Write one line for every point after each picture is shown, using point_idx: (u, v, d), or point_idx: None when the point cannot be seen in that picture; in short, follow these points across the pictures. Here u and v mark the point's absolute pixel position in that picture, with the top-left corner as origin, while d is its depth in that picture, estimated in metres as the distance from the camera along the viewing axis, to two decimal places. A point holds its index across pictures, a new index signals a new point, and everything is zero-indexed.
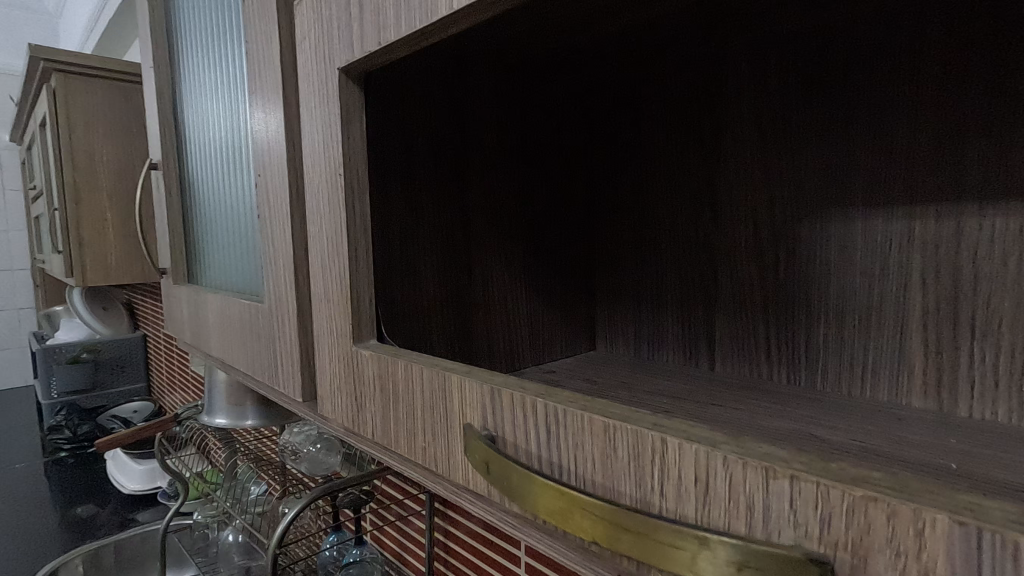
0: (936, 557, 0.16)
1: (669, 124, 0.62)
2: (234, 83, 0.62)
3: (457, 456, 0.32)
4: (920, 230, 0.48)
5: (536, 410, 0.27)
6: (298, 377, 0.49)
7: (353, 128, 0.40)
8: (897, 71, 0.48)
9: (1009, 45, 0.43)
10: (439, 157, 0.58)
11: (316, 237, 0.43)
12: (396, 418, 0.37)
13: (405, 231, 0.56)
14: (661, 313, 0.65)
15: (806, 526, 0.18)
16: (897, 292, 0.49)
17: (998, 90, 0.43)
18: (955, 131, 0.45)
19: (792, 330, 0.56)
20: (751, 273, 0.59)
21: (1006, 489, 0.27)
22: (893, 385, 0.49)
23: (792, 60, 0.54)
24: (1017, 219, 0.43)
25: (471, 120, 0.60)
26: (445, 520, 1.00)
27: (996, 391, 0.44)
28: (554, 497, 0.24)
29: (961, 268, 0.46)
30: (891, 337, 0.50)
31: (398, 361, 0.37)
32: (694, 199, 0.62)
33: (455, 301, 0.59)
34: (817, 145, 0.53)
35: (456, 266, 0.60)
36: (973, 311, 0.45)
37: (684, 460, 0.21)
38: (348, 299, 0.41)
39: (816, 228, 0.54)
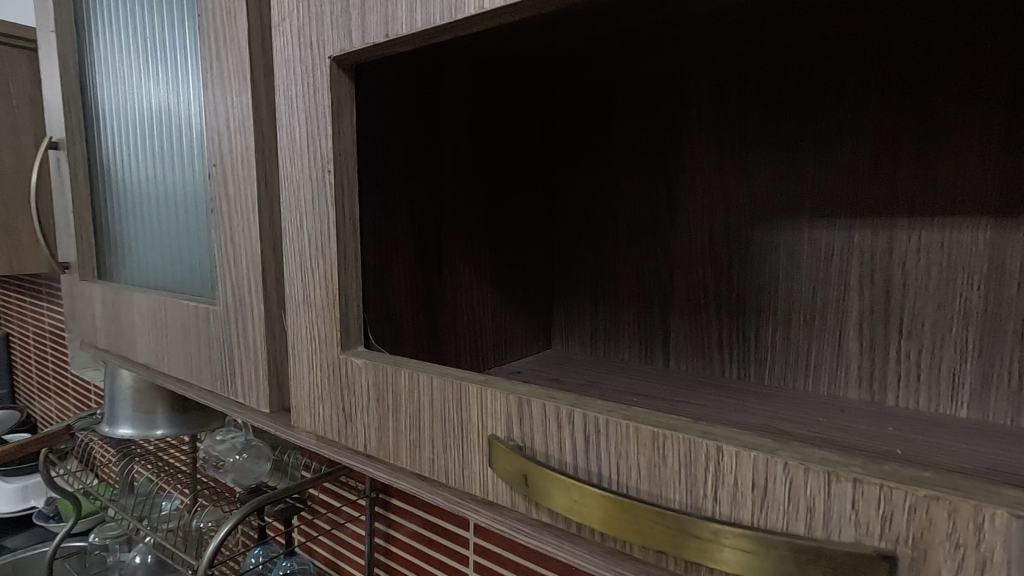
0: (994, 547, 0.18)
1: (632, 130, 0.65)
2: (173, 58, 0.56)
3: (474, 468, 0.32)
4: (859, 240, 0.53)
5: (574, 420, 0.27)
6: (265, 386, 0.45)
7: (344, 122, 0.37)
8: (843, 95, 0.53)
9: (938, 81, 0.48)
10: (411, 153, 0.56)
11: (294, 237, 0.40)
12: (397, 430, 0.36)
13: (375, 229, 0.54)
14: (618, 313, 0.68)
15: (866, 525, 0.20)
16: (838, 295, 0.55)
17: (927, 119, 0.49)
18: (891, 153, 0.51)
19: (743, 329, 0.60)
20: (707, 276, 0.62)
21: (956, 471, 0.31)
22: (832, 379, 0.55)
23: (749, 79, 0.57)
24: (939, 233, 0.50)
25: (442, 117, 0.58)
26: (384, 523, 0.97)
27: (920, 384, 0.51)
28: (609, 507, 0.24)
29: (893, 276, 0.52)
30: (831, 337, 0.55)
31: (400, 370, 0.35)
32: (653, 204, 0.65)
33: (424, 302, 0.58)
34: (770, 159, 0.57)
35: (425, 266, 0.58)
36: (902, 314, 0.52)
37: (741, 467, 0.23)
38: (335, 304, 0.38)
39: (766, 236, 0.58)
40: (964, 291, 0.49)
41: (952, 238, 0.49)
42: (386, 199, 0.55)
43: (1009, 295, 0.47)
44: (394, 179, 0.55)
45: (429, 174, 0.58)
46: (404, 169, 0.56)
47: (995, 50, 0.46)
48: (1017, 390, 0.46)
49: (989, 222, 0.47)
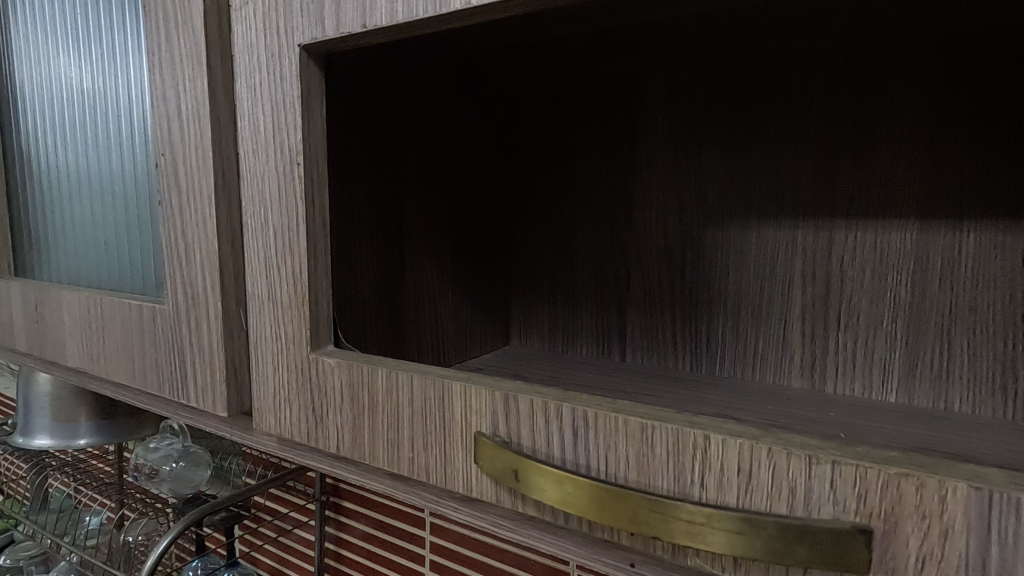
0: (955, 516, 0.20)
1: (590, 129, 0.66)
2: (109, 37, 0.51)
3: (458, 465, 0.32)
4: (802, 239, 0.57)
5: (562, 415, 0.28)
6: (222, 389, 0.43)
7: (314, 113, 0.36)
8: (788, 104, 0.57)
9: (870, 93, 0.53)
10: (374, 147, 0.55)
11: (258, 231, 0.39)
12: (374, 430, 0.35)
13: (337, 224, 0.52)
14: (577, 309, 0.69)
15: (844, 502, 0.22)
16: (783, 291, 0.58)
17: (862, 128, 0.54)
18: (831, 158, 0.55)
19: (696, 323, 0.63)
20: (662, 273, 0.65)
21: (895, 448, 0.35)
22: (777, 369, 0.59)
23: (702, 85, 0.60)
24: (871, 234, 0.54)
25: (404, 111, 0.57)
26: (335, 527, 0.93)
27: (855, 371, 0.55)
28: (602, 498, 0.25)
29: (832, 272, 0.56)
30: (776, 330, 0.59)
31: (378, 369, 0.34)
32: (611, 203, 0.66)
33: (387, 299, 0.56)
34: (721, 162, 0.60)
35: (388, 263, 0.57)
36: (840, 307, 0.56)
37: (728, 454, 0.24)
38: (305, 302, 0.37)
39: (717, 234, 0.61)
40: (894, 287, 0.53)
41: (883, 237, 0.53)
42: (347, 193, 0.53)
43: (932, 289, 0.52)
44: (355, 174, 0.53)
45: (391, 169, 0.56)
46: (366, 163, 0.54)
47: (920, 67, 0.51)
48: (938, 376, 0.51)
49: (914, 223, 0.52)
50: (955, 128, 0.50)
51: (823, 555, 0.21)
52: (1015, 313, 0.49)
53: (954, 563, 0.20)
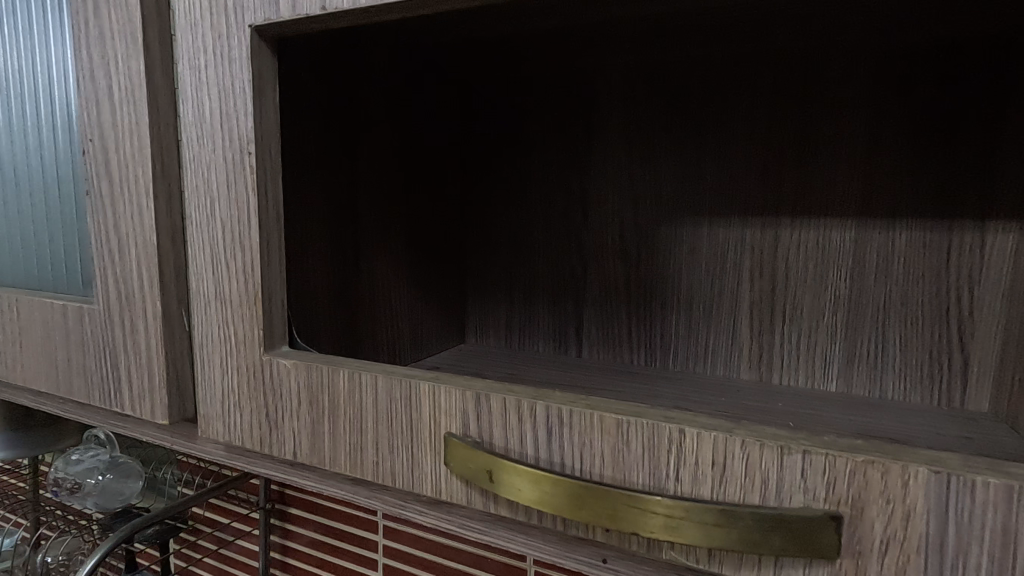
0: (917, 499, 0.21)
1: (546, 126, 0.66)
2: (23, 9, 0.46)
3: (426, 467, 0.31)
4: (750, 236, 0.59)
5: (536, 413, 0.27)
6: (162, 395, 0.40)
7: (267, 99, 0.34)
8: (737, 105, 0.59)
9: (813, 98, 0.55)
10: (328, 139, 0.52)
11: (204, 224, 0.36)
12: (334, 434, 0.33)
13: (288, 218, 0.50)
14: (533, 305, 0.69)
15: (814, 490, 0.22)
16: (732, 286, 0.61)
17: (806, 131, 0.56)
18: (778, 159, 0.58)
19: (650, 319, 0.64)
20: (618, 269, 0.65)
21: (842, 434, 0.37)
22: (728, 362, 0.61)
23: (657, 85, 0.61)
24: (814, 232, 0.57)
25: (359, 101, 0.55)
26: (281, 535, 0.87)
27: (799, 363, 0.58)
28: (581, 496, 0.25)
29: (778, 268, 0.58)
30: (726, 325, 0.61)
31: (339, 370, 0.32)
32: (568, 198, 0.67)
33: (341, 297, 0.54)
34: (674, 161, 0.62)
35: (342, 259, 0.54)
36: (785, 302, 0.58)
37: (702, 447, 0.24)
38: (257, 301, 0.35)
39: (671, 232, 0.63)
40: (834, 282, 0.56)
41: (824, 235, 0.56)
42: (299, 187, 0.50)
43: (868, 285, 0.55)
44: (307, 167, 0.51)
45: (346, 162, 0.54)
46: (319, 155, 0.52)
47: (858, 74, 0.54)
48: (873, 366, 0.55)
49: (853, 222, 0.55)
50: (889, 133, 0.53)
51: (797, 543, 0.22)
52: (940, 306, 0.53)
53: (916, 544, 0.21)
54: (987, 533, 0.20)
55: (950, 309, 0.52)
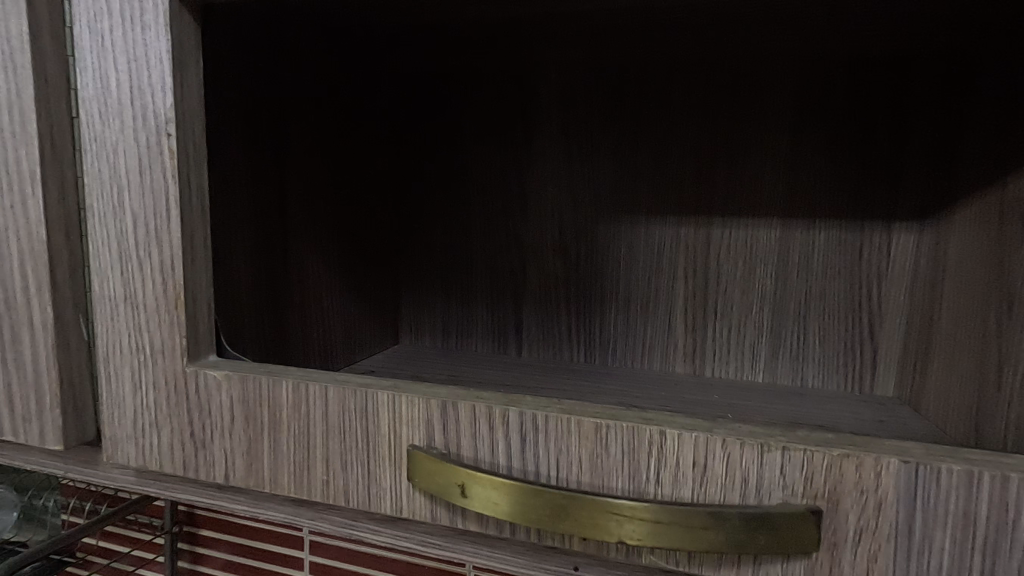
0: (888, 489, 0.22)
1: (484, 120, 0.65)
2: None
3: (385, 484, 0.28)
4: (685, 234, 0.61)
5: (508, 421, 0.26)
6: (53, 417, 0.34)
7: (189, 74, 0.30)
8: (672, 107, 0.60)
9: (742, 102, 0.58)
10: (255, 126, 0.47)
11: (110, 216, 0.31)
12: (276, 453, 0.30)
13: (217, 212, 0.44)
14: (472, 303, 0.67)
15: (792, 485, 0.23)
16: (668, 283, 0.62)
17: (736, 134, 0.59)
18: (710, 160, 0.60)
19: (590, 315, 0.64)
20: (557, 266, 0.65)
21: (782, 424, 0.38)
22: (664, 357, 0.62)
23: (595, 83, 0.61)
24: (742, 231, 0.59)
25: (288, 85, 0.50)
26: (189, 560, 0.76)
27: (729, 356, 0.61)
28: (565, 506, 0.24)
29: (710, 265, 0.61)
30: (662, 320, 0.62)
31: (281, 380, 0.29)
32: (506, 194, 0.65)
33: (270, 299, 0.49)
34: (612, 160, 0.62)
35: (270, 257, 0.49)
36: (717, 297, 0.61)
37: (683, 448, 0.24)
38: (178, 305, 0.30)
39: (610, 230, 0.63)
40: (760, 278, 0.59)
41: (752, 234, 0.59)
42: (222, 177, 0.45)
43: (791, 281, 0.59)
44: (231, 154, 0.45)
45: (273, 150, 0.49)
46: (244, 142, 0.46)
47: (783, 82, 0.57)
48: (795, 356, 0.59)
49: (778, 222, 0.58)
50: (810, 139, 0.57)
51: (781, 540, 0.22)
52: (854, 300, 0.57)
53: (886, 532, 0.22)
54: (950, 517, 0.21)
55: (862, 302, 0.57)
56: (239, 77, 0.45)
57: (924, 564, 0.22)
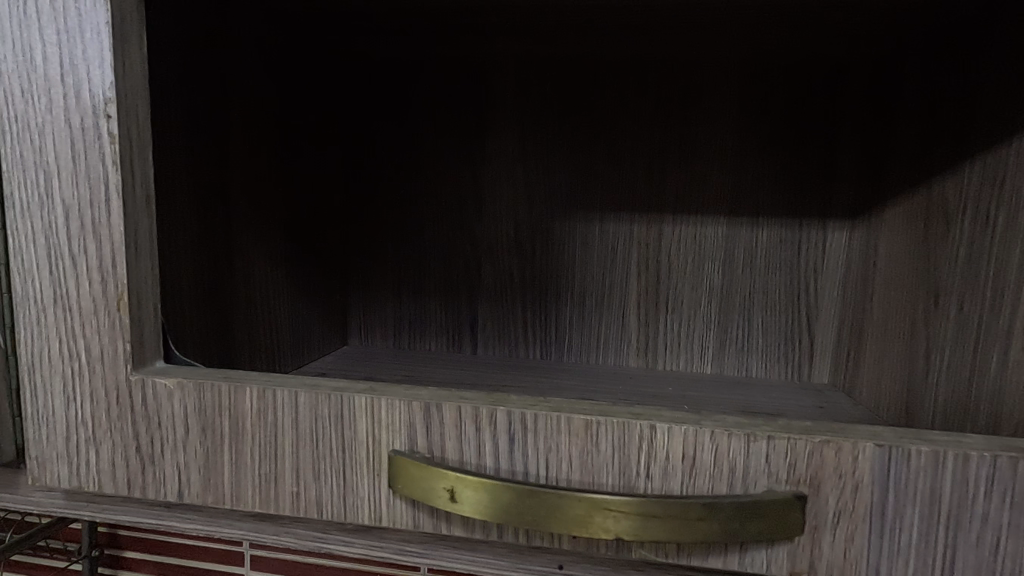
0: (864, 472, 0.23)
1: (437, 113, 0.63)
2: None
3: (362, 492, 0.27)
4: (638, 231, 0.62)
5: (495, 421, 0.25)
6: None
7: (132, 51, 0.27)
8: (625, 106, 0.61)
9: (691, 103, 0.60)
10: (197, 111, 0.43)
11: (37, 207, 0.27)
12: (237, 465, 0.27)
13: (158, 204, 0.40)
14: (425, 301, 0.66)
15: (776, 473, 0.23)
16: (622, 279, 0.63)
17: (685, 134, 0.60)
18: (661, 159, 0.61)
19: (545, 312, 0.64)
20: (513, 263, 0.65)
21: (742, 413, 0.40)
22: (618, 352, 0.64)
23: (550, 80, 0.61)
24: (691, 228, 0.61)
25: (231, 70, 0.46)
26: None
27: (680, 350, 0.63)
28: (563, 506, 0.23)
29: (662, 262, 0.62)
30: (616, 316, 0.63)
31: (244, 387, 0.27)
32: (460, 190, 0.64)
33: (215, 299, 0.45)
34: (567, 157, 0.62)
35: (214, 254, 0.45)
36: (668, 293, 0.62)
37: (672, 441, 0.24)
38: (121, 307, 0.28)
39: (564, 226, 0.63)
40: (709, 274, 0.62)
41: (701, 231, 0.61)
42: (160, 168, 0.40)
43: (736, 276, 0.61)
44: (168, 142, 0.41)
45: (216, 140, 0.45)
46: (185, 130, 0.42)
47: (729, 85, 0.59)
48: (740, 348, 0.61)
49: (725, 220, 0.61)
50: (754, 142, 0.59)
51: (771, 525, 0.23)
52: (793, 294, 0.60)
53: (862, 513, 0.23)
54: (918, 495, 0.23)
55: (801, 296, 0.60)
56: (179, 58, 0.41)
57: (896, 541, 0.23)
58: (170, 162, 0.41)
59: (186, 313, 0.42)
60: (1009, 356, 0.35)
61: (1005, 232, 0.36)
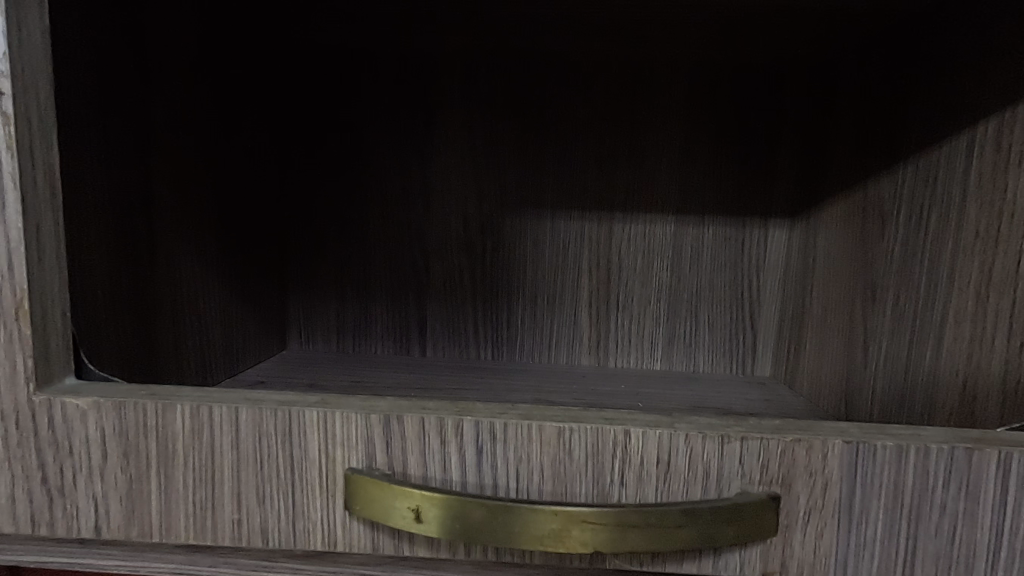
0: (833, 469, 0.23)
1: (381, 106, 0.60)
2: None
3: (314, 515, 0.24)
4: (589, 229, 0.62)
5: (461, 432, 0.23)
6: None
7: (31, 19, 0.23)
8: (574, 103, 0.60)
9: (639, 102, 0.60)
10: (117, 95, 0.39)
11: None
12: (167, 493, 0.24)
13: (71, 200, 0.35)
14: (370, 302, 0.63)
15: (750, 474, 0.23)
16: (573, 277, 0.63)
17: (634, 133, 0.61)
18: (610, 157, 0.61)
19: (496, 311, 0.63)
20: (462, 261, 0.63)
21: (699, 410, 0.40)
22: (570, 351, 0.63)
23: (498, 74, 0.60)
24: (639, 226, 0.62)
25: (152, 51, 0.42)
26: None
27: (630, 347, 0.63)
28: (539, 521, 0.22)
29: (612, 260, 0.62)
30: (568, 314, 0.63)
31: (173, 404, 0.24)
32: (406, 186, 0.62)
33: (138, 305, 0.41)
34: (516, 153, 0.61)
35: (136, 255, 0.41)
36: (619, 291, 0.63)
37: (647, 446, 0.23)
38: (22, 315, 0.24)
39: (515, 224, 0.62)
40: (658, 272, 0.62)
41: (650, 229, 0.62)
42: (72, 159, 0.35)
43: (684, 274, 0.62)
44: (82, 127, 0.36)
45: (135, 126, 0.41)
46: (99, 112, 0.37)
47: (676, 85, 0.60)
48: (688, 344, 0.63)
49: (673, 218, 0.62)
50: (699, 141, 0.60)
51: (747, 528, 0.23)
52: (738, 290, 0.62)
53: (831, 509, 0.23)
54: (883, 489, 0.23)
55: (745, 292, 0.62)
56: (94, 34, 0.37)
57: (863, 535, 0.23)
58: (84, 151, 0.36)
59: (103, 322, 0.37)
60: (943, 348, 0.37)
61: (938, 231, 0.38)
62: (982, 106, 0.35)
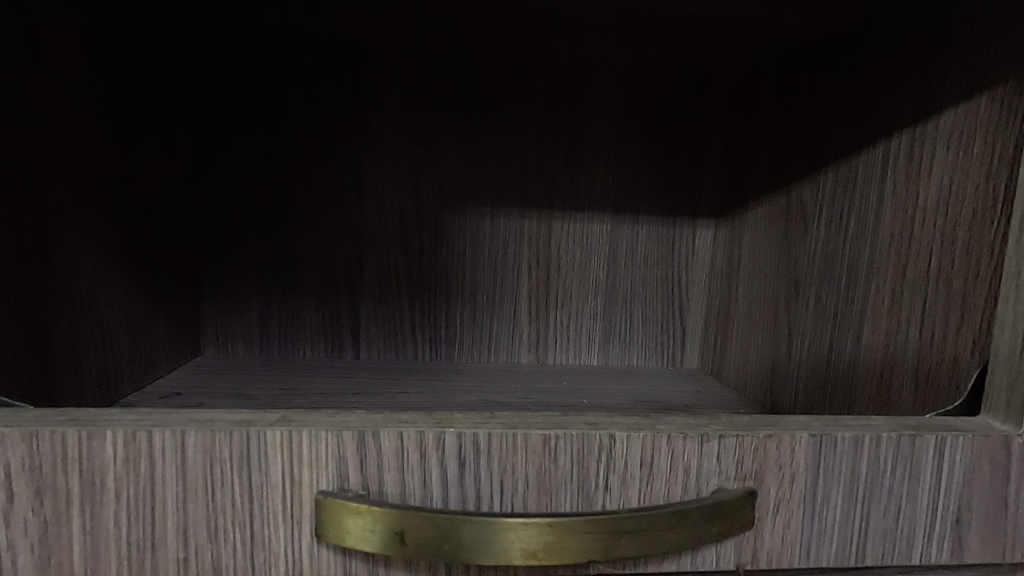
0: (800, 462, 0.24)
1: (309, 92, 0.56)
2: None
3: (276, 545, 0.22)
4: (528, 227, 0.62)
5: (443, 446, 0.22)
6: None
7: None
8: (514, 99, 0.60)
9: (577, 102, 0.61)
10: (17, 69, 0.33)
11: None
12: (94, 535, 0.21)
13: None
14: (297, 302, 0.59)
15: (726, 471, 0.24)
16: (512, 275, 0.62)
17: (573, 132, 0.61)
18: (549, 155, 0.61)
19: (434, 310, 0.61)
20: (398, 259, 0.60)
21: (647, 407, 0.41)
22: (509, 349, 0.63)
23: (437, 66, 0.58)
24: (577, 224, 0.63)
25: (52, 16, 0.36)
26: None
27: (568, 343, 0.64)
28: (535, 535, 0.21)
29: (551, 257, 0.63)
30: (507, 312, 0.62)
31: (103, 431, 0.20)
32: (338, 178, 0.58)
33: (30, 311, 0.34)
34: (455, 148, 0.60)
35: (29, 253, 0.34)
36: (557, 288, 0.63)
37: (631, 450, 0.23)
38: None
39: (453, 221, 0.60)
40: (595, 269, 0.63)
41: (587, 228, 0.63)
42: None
43: (619, 272, 0.64)
44: None
45: (31, 99, 0.34)
46: None
47: (613, 87, 0.61)
48: (623, 339, 0.64)
49: (609, 217, 0.63)
50: (633, 143, 0.62)
51: (728, 523, 0.23)
52: (668, 287, 0.65)
53: (797, 499, 0.25)
54: (842, 478, 0.25)
55: (674, 288, 0.65)
56: None
57: (825, 520, 0.25)
58: None
59: None
60: (862, 340, 0.41)
61: (857, 234, 0.42)
62: (895, 124, 0.39)
